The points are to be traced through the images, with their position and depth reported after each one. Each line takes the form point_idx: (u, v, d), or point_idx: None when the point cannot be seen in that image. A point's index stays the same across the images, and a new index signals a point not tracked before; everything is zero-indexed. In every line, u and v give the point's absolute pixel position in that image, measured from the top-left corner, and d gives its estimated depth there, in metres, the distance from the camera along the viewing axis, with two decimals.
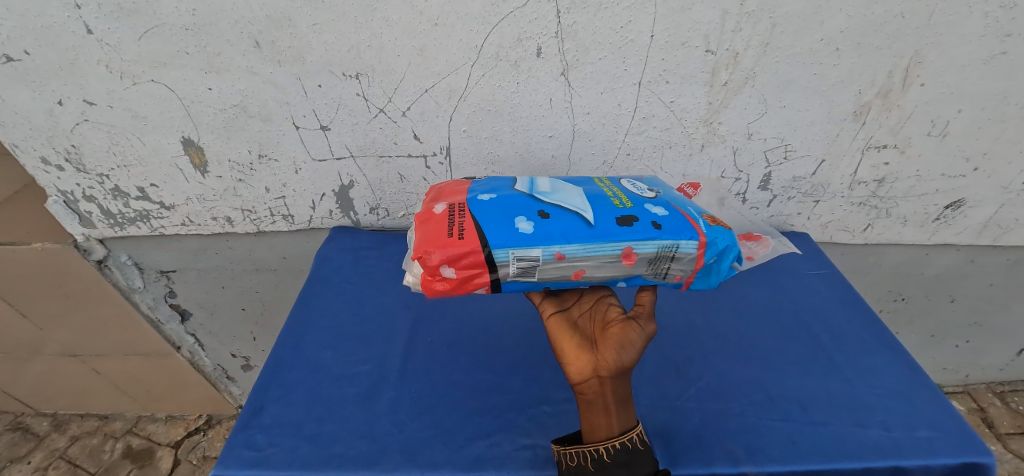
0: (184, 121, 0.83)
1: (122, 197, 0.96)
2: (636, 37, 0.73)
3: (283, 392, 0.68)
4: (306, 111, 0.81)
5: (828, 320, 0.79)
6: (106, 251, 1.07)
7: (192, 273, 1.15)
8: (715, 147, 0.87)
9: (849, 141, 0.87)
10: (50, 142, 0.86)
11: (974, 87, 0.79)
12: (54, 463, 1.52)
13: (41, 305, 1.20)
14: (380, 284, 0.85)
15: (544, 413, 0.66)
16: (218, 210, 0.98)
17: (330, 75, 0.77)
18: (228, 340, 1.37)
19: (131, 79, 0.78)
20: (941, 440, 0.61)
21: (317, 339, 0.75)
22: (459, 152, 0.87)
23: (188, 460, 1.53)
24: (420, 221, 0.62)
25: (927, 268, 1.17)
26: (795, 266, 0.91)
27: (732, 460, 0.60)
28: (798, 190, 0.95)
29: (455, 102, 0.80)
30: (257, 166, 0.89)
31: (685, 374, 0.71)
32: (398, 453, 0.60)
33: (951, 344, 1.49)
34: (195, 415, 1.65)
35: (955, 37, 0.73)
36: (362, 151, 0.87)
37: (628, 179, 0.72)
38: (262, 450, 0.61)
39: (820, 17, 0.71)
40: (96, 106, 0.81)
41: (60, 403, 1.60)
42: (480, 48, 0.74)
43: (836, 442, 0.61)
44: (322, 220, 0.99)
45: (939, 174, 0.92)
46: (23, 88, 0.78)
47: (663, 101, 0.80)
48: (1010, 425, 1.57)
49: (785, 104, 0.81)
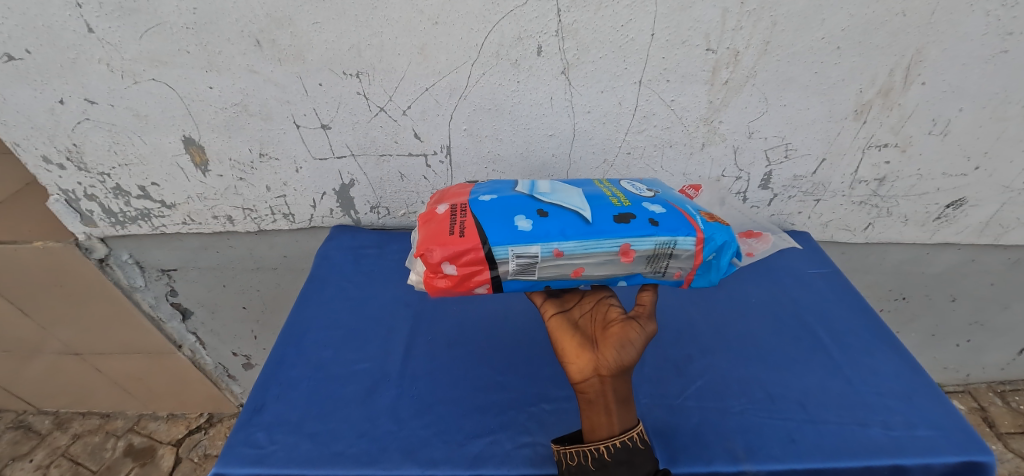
0: (185, 119, 0.83)
1: (123, 195, 0.96)
2: (636, 36, 0.73)
3: (284, 390, 0.68)
4: (307, 109, 0.81)
5: (829, 318, 0.80)
6: (107, 250, 1.07)
7: (192, 272, 1.15)
8: (715, 146, 0.87)
9: (850, 140, 0.87)
10: (52, 141, 0.86)
11: (975, 85, 0.79)
12: (56, 461, 1.52)
13: (43, 303, 1.20)
14: (380, 283, 0.86)
15: (543, 411, 0.66)
16: (219, 209, 0.98)
17: (331, 73, 0.77)
18: (229, 338, 1.37)
19: (132, 78, 0.78)
20: (941, 439, 0.61)
21: (317, 337, 0.75)
22: (459, 150, 0.87)
23: (189, 458, 1.53)
24: (422, 221, 0.62)
25: (928, 267, 1.16)
26: (795, 264, 0.91)
27: (732, 458, 0.60)
28: (798, 189, 0.95)
29: (455, 101, 0.80)
30: (257, 164, 0.90)
31: (684, 373, 0.71)
32: (398, 451, 0.61)
33: (952, 343, 1.48)
34: (196, 414, 1.65)
35: (956, 35, 0.73)
36: (362, 150, 0.87)
37: (626, 181, 0.72)
38: (263, 448, 0.61)
39: (820, 16, 0.71)
40: (96, 106, 0.81)
41: (61, 402, 1.60)
42: (480, 47, 0.74)
43: (836, 441, 0.61)
44: (323, 219, 0.99)
45: (939, 173, 0.92)
46: (24, 87, 0.78)
47: (663, 99, 0.80)
48: (1010, 424, 1.57)
49: (786, 103, 0.81)
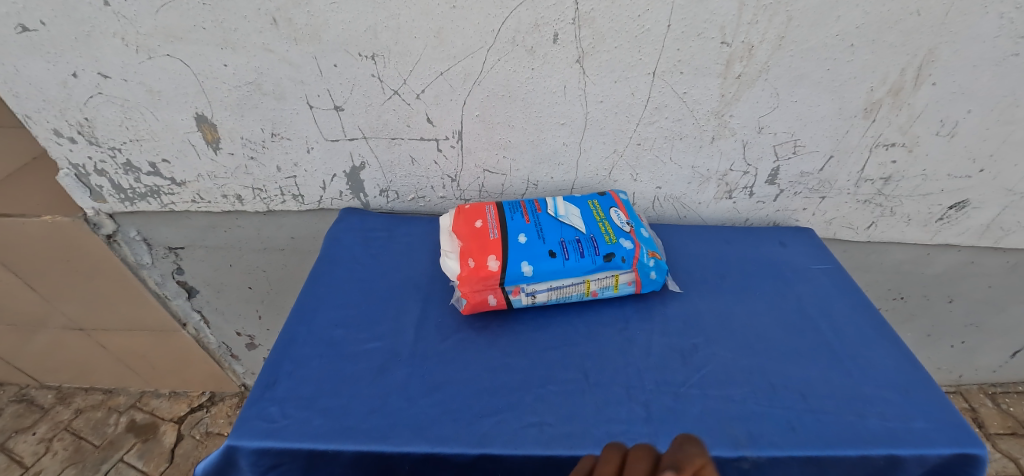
0: (198, 97, 0.83)
1: (133, 172, 0.96)
2: (652, 26, 0.73)
3: (295, 367, 0.69)
4: (321, 91, 0.81)
5: (831, 313, 0.81)
6: (115, 226, 1.08)
7: (200, 250, 1.16)
8: (725, 140, 0.88)
9: (858, 138, 0.87)
10: (63, 114, 0.86)
11: (984, 88, 0.79)
12: (59, 434, 1.54)
13: (49, 278, 1.20)
14: (390, 264, 0.86)
15: (551, 392, 0.67)
16: (229, 188, 0.99)
17: (346, 55, 0.77)
18: (233, 318, 1.38)
19: (146, 53, 0.78)
20: (936, 431, 0.63)
21: (328, 317, 0.76)
22: (470, 136, 0.88)
23: (191, 435, 1.55)
24: (466, 235, 0.76)
25: (928, 267, 1.18)
26: (799, 259, 0.92)
27: (733, 443, 0.61)
28: (805, 185, 0.96)
29: (469, 86, 0.80)
30: (269, 143, 0.90)
31: (689, 361, 0.72)
32: (408, 428, 0.62)
33: (947, 344, 1.50)
34: (198, 392, 1.67)
35: (969, 37, 0.74)
36: (374, 133, 0.87)
37: (617, 206, 0.83)
38: (275, 421, 0.62)
39: (836, 12, 0.71)
40: (110, 80, 0.81)
41: (64, 377, 1.61)
42: (497, 32, 0.74)
43: (834, 431, 0.63)
44: (332, 200, 1.00)
45: (944, 174, 0.93)
46: (38, 58, 0.78)
47: (676, 92, 0.81)
48: (1000, 425, 1.59)
49: (797, 99, 0.82)
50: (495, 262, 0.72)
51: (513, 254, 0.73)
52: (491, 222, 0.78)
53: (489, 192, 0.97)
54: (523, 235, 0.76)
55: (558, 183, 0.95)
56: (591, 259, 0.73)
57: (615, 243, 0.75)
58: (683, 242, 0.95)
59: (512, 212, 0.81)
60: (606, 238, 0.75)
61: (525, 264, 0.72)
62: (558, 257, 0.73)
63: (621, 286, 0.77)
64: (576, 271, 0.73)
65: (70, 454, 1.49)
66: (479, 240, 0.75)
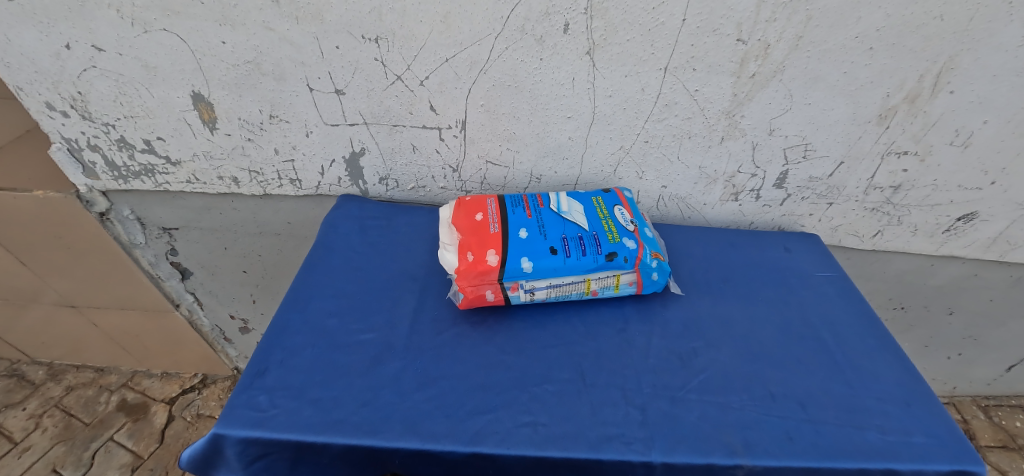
0: (195, 74, 0.81)
1: (127, 149, 0.94)
2: (666, 20, 0.70)
3: (287, 356, 0.67)
4: (322, 73, 0.79)
5: (833, 322, 0.79)
6: (109, 204, 1.06)
7: (195, 232, 1.14)
8: (734, 141, 0.86)
9: (871, 144, 0.85)
10: (56, 87, 0.83)
11: (1003, 98, 0.77)
12: (49, 411, 1.53)
13: (40, 253, 1.18)
14: (387, 254, 0.85)
15: (546, 392, 0.65)
16: (225, 170, 0.97)
17: (349, 36, 0.74)
18: (228, 301, 1.36)
19: (142, 27, 0.75)
20: (936, 447, 0.61)
21: (322, 306, 0.74)
22: (475, 126, 0.85)
23: (182, 417, 1.54)
24: (465, 228, 0.74)
25: (932, 278, 1.16)
26: (803, 266, 0.90)
27: (730, 451, 0.60)
28: (813, 191, 0.94)
29: (474, 75, 0.78)
30: (267, 126, 0.88)
31: (689, 366, 0.70)
32: (399, 423, 0.61)
33: (944, 355, 1.49)
34: (191, 374, 1.66)
35: (992, 45, 0.71)
36: (375, 119, 0.85)
37: (622, 204, 0.81)
38: (264, 411, 0.61)
39: (857, 13, 0.69)
40: (104, 53, 0.79)
41: (55, 353, 1.60)
42: (505, 20, 0.71)
43: (832, 442, 0.61)
44: (330, 186, 0.98)
45: (955, 184, 0.91)
46: (30, 28, 0.76)
47: (687, 89, 0.78)
48: (991, 438, 1.59)
49: (810, 102, 0.80)
50: (494, 257, 0.70)
51: (513, 249, 0.71)
52: (491, 216, 0.76)
53: (491, 184, 0.95)
54: (524, 230, 0.74)
55: (562, 178, 0.93)
56: (593, 257, 0.71)
57: (618, 243, 0.73)
58: (686, 243, 0.93)
59: (513, 206, 0.79)
60: (609, 236, 0.74)
61: (525, 260, 0.70)
62: (559, 254, 0.71)
63: (622, 287, 0.75)
64: (577, 269, 0.71)
65: (59, 431, 1.48)
66: (479, 233, 0.73)
